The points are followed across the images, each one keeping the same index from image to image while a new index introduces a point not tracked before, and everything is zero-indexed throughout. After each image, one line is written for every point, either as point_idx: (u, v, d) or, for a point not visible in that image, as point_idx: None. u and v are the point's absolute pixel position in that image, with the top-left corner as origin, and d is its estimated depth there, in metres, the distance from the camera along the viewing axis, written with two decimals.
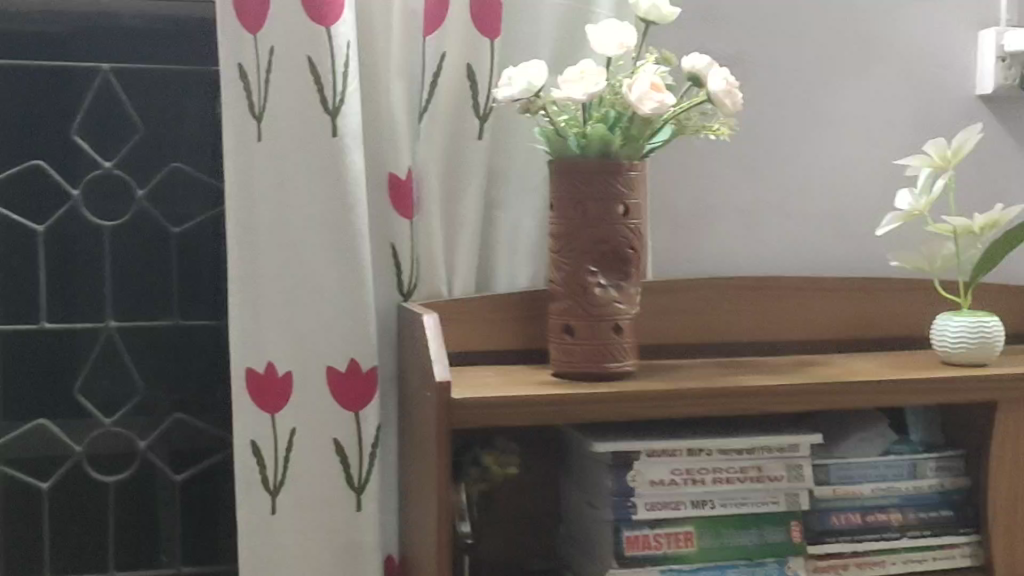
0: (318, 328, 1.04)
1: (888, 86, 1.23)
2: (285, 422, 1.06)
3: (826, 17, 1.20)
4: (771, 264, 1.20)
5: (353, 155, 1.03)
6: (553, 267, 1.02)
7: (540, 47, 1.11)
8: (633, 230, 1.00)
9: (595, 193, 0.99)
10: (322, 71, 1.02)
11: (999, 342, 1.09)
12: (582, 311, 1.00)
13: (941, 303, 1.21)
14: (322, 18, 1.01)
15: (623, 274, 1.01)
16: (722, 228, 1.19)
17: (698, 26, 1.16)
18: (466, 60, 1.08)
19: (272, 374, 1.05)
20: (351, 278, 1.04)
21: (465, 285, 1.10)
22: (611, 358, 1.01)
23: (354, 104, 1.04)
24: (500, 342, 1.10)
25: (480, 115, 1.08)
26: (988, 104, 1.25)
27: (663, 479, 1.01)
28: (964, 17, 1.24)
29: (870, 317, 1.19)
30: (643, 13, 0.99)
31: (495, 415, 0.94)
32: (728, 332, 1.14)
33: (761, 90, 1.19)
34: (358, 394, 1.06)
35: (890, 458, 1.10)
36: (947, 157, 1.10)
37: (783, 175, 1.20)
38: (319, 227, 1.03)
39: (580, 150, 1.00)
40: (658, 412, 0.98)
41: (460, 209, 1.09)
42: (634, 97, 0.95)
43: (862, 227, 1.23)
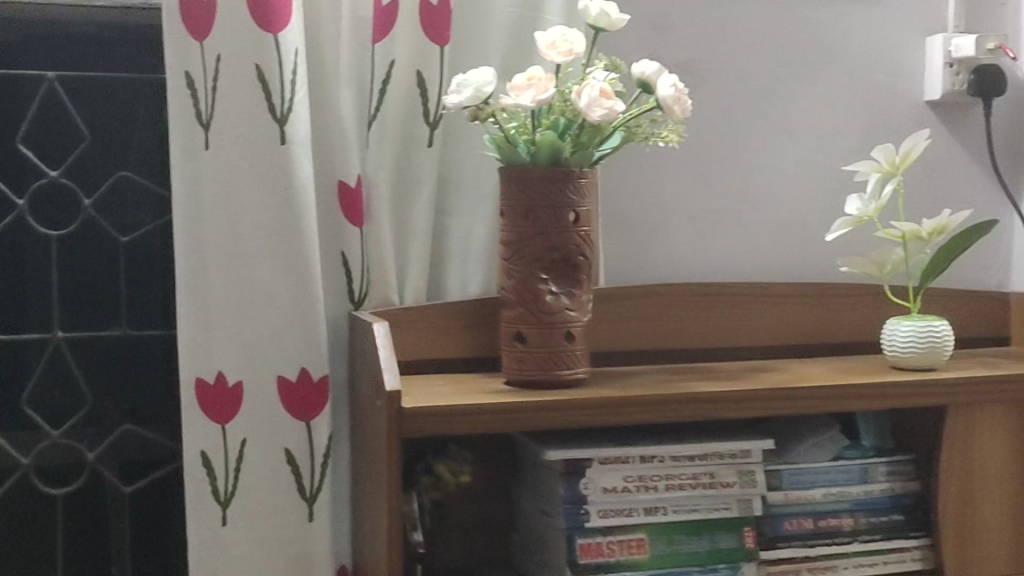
0: (268, 337, 1.03)
1: (838, 92, 1.23)
2: (235, 433, 1.04)
3: (776, 23, 1.21)
4: (723, 270, 1.21)
5: (302, 163, 1.03)
6: (504, 274, 1.02)
7: (490, 54, 1.11)
8: (583, 238, 1.00)
9: (545, 200, 0.99)
10: (270, 79, 1.01)
11: (948, 346, 1.09)
12: (534, 318, 1.00)
13: (891, 308, 1.22)
14: (270, 25, 1.01)
15: (574, 282, 1.01)
16: (674, 234, 1.19)
17: (648, 33, 1.16)
18: (416, 67, 1.07)
19: (222, 385, 1.04)
20: (300, 288, 1.03)
21: (416, 293, 1.10)
22: (562, 366, 1.01)
23: (303, 111, 1.03)
24: (452, 351, 1.10)
25: (431, 123, 1.08)
26: (936, 109, 1.26)
27: (615, 486, 1.01)
28: (911, 23, 1.25)
29: (821, 322, 1.19)
30: (593, 20, 0.99)
31: (447, 424, 0.93)
32: (680, 339, 1.14)
33: (712, 96, 1.19)
34: (308, 403, 1.05)
35: (841, 462, 1.11)
36: (895, 163, 1.11)
37: (734, 181, 1.21)
38: (269, 236, 1.02)
39: (530, 157, 0.99)
40: (611, 420, 0.97)
41: (410, 216, 1.09)
42: (583, 104, 0.95)
43: (812, 232, 1.24)
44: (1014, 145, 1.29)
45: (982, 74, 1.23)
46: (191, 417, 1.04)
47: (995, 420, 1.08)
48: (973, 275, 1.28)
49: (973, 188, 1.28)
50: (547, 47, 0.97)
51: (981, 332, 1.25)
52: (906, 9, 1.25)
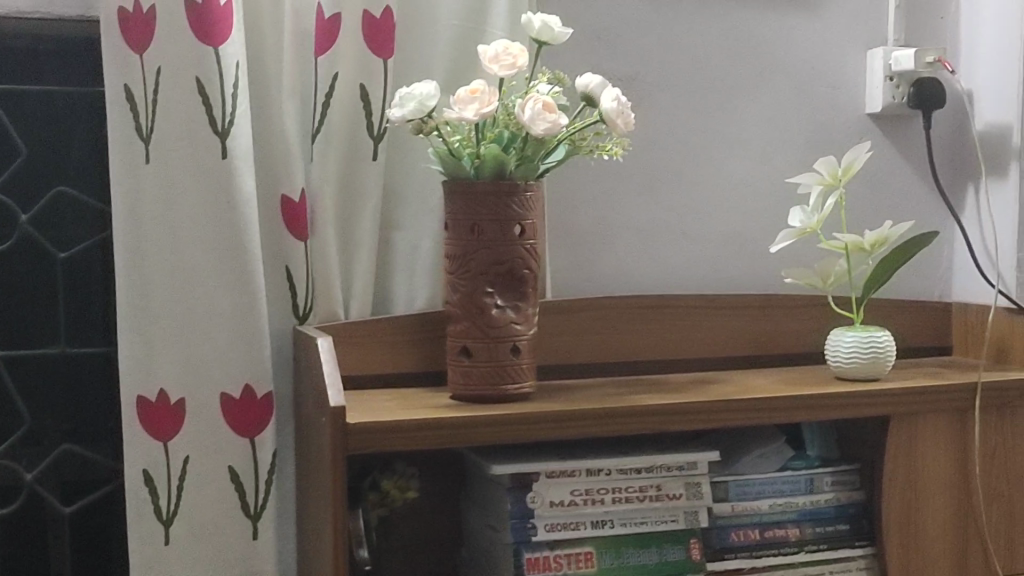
0: (212, 353, 1.02)
1: (781, 105, 1.24)
2: (178, 451, 1.03)
3: (719, 36, 1.22)
4: (669, 282, 1.21)
5: (245, 177, 1.01)
6: (449, 288, 1.01)
7: (434, 67, 1.10)
8: (528, 251, 1.00)
9: (490, 213, 0.98)
10: (211, 92, 1.00)
11: (890, 358, 1.11)
12: (479, 332, 1.00)
13: (835, 319, 1.23)
14: (210, 37, 0.99)
15: (519, 295, 1.01)
16: (620, 246, 1.19)
17: (591, 46, 1.16)
18: (359, 81, 1.07)
19: (164, 402, 1.02)
20: (243, 303, 1.02)
21: (361, 307, 1.09)
22: (508, 380, 1.00)
23: (245, 125, 1.02)
24: (398, 366, 1.09)
25: (375, 136, 1.07)
26: (877, 122, 1.28)
27: (562, 500, 1.01)
28: (852, 36, 1.27)
29: (766, 334, 1.20)
30: (536, 33, 0.99)
31: (392, 440, 0.93)
32: (627, 352, 1.15)
33: (656, 108, 1.19)
34: (252, 420, 1.04)
35: (787, 473, 1.11)
36: (837, 175, 1.12)
37: (679, 194, 1.21)
38: (211, 251, 1.01)
39: (474, 171, 0.99)
40: (558, 434, 0.97)
41: (355, 230, 1.08)
42: (526, 118, 0.95)
43: (757, 244, 1.24)
44: (954, 157, 1.30)
45: (923, 86, 1.24)
46: (131, 435, 1.03)
47: (936, 429, 1.09)
48: (915, 286, 1.30)
49: (914, 200, 1.30)
50: (490, 60, 0.97)
51: (923, 342, 1.26)
52: (847, 22, 1.26)
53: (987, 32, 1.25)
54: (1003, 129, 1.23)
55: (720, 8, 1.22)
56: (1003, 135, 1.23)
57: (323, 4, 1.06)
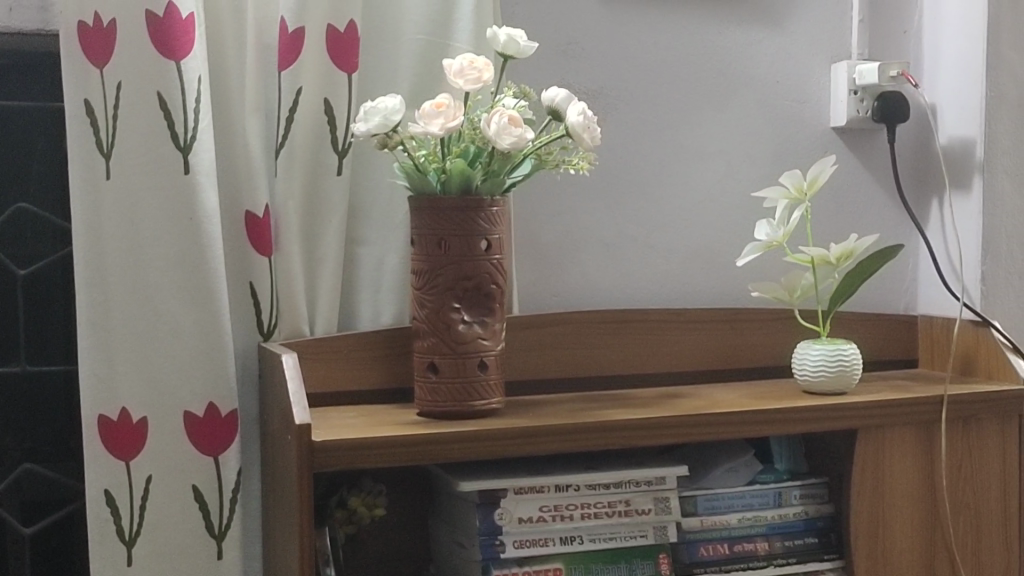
0: (175, 371, 1.01)
1: (746, 118, 1.25)
2: (140, 470, 1.01)
3: (684, 50, 1.22)
4: (637, 297, 1.21)
5: (207, 193, 1.00)
6: (416, 303, 1.01)
7: (399, 81, 1.09)
8: (495, 266, 1.00)
9: (457, 229, 0.98)
10: (173, 107, 0.99)
11: (857, 370, 1.11)
12: (446, 348, 0.99)
13: (801, 332, 1.23)
14: (173, 52, 0.98)
15: (486, 310, 1.00)
16: (587, 261, 1.19)
17: (557, 61, 1.16)
18: (324, 94, 1.06)
19: (126, 421, 1.01)
20: (207, 320, 1.01)
21: (327, 324, 1.08)
22: (474, 397, 1.00)
23: (208, 140, 1.00)
24: (365, 382, 1.08)
25: (339, 151, 1.06)
26: (842, 135, 1.28)
27: (531, 516, 1.00)
28: (816, 50, 1.27)
29: (734, 348, 1.20)
30: (501, 47, 0.99)
31: (357, 457, 0.92)
32: (594, 367, 1.14)
33: (623, 122, 1.19)
34: (217, 438, 1.02)
35: (755, 487, 1.11)
36: (803, 188, 1.12)
37: (646, 208, 1.21)
38: (174, 267, 1.00)
39: (440, 186, 0.99)
40: (526, 451, 0.97)
41: (320, 246, 1.07)
42: (492, 132, 0.94)
43: (724, 258, 1.24)
44: (917, 170, 1.31)
45: (885, 99, 1.25)
46: (92, 454, 1.01)
47: (903, 442, 1.09)
48: (881, 299, 1.30)
49: (879, 213, 1.30)
50: (455, 75, 0.97)
51: (889, 355, 1.27)
52: (812, 36, 1.27)
53: (949, 46, 1.26)
54: (966, 142, 1.24)
55: (686, 23, 1.22)
56: (966, 148, 1.24)
57: (287, 18, 1.04)
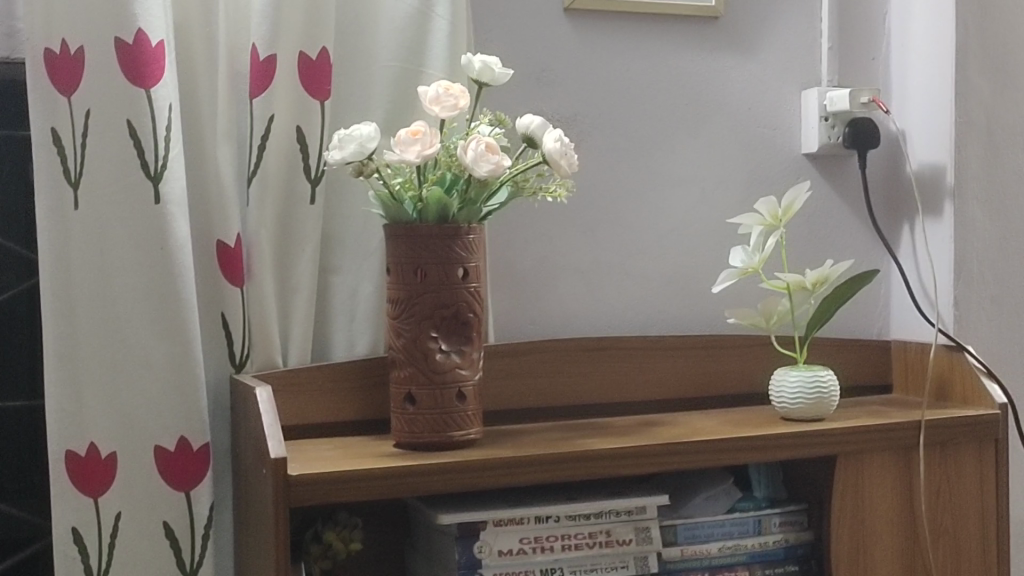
0: (146, 405, 0.98)
1: (719, 144, 1.25)
2: (110, 507, 0.99)
3: (657, 77, 1.22)
4: (612, 324, 1.20)
5: (177, 223, 0.98)
6: (392, 332, 0.99)
7: (373, 109, 1.08)
8: (473, 294, 0.99)
9: (434, 256, 0.97)
10: (144, 135, 0.97)
11: (834, 397, 1.10)
12: (424, 378, 0.98)
13: (778, 358, 1.23)
14: (143, 79, 0.96)
15: (464, 339, 0.99)
16: (562, 289, 1.18)
17: (531, 88, 1.16)
18: (296, 122, 1.04)
19: (95, 456, 0.98)
20: (179, 353, 0.98)
21: (301, 354, 1.06)
22: (454, 427, 0.98)
23: (179, 169, 0.98)
24: (340, 414, 1.06)
25: (312, 179, 1.05)
26: (814, 161, 1.28)
27: (511, 548, 0.99)
28: (788, 77, 1.27)
29: (711, 376, 1.19)
30: (476, 74, 0.98)
31: (336, 490, 0.90)
32: (572, 396, 1.13)
33: (596, 149, 1.19)
34: (187, 473, 0.99)
35: (735, 515, 1.10)
36: (777, 215, 1.12)
37: (620, 234, 1.20)
38: (144, 298, 0.97)
39: (416, 214, 0.98)
40: (507, 481, 0.95)
41: (293, 274, 1.05)
42: (470, 159, 0.94)
43: (699, 285, 1.24)
44: (889, 196, 1.31)
45: (857, 126, 1.25)
46: (60, 491, 0.98)
47: (881, 467, 1.09)
48: (854, 324, 1.30)
49: (852, 238, 1.30)
50: (431, 101, 0.96)
51: (864, 380, 1.26)
52: (783, 63, 1.27)
53: (918, 73, 1.27)
54: (936, 168, 1.24)
55: (659, 50, 1.22)
56: (936, 174, 1.25)
57: (259, 45, 1.02)
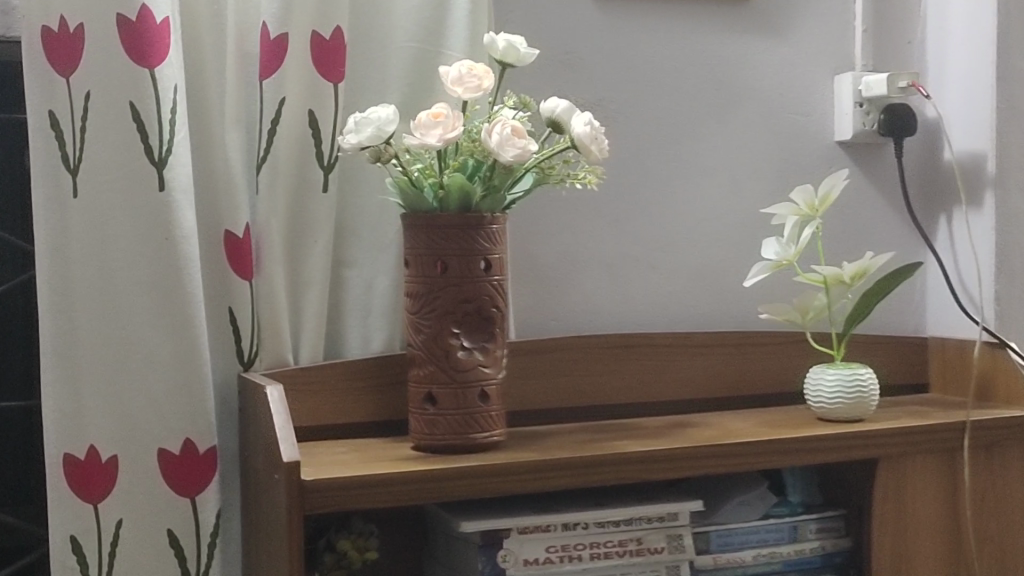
0: (148, 405, 0.92)
1: (750, 132, 1.19)
2: (110, 514, 0.93)
3: (685, 61, 1.16)
4: (639, 321, 1.14)
5: (184, 211, 0.92)
6: (411, 329, 0.94)
7: (389, 91, 1.02)
8: (496, 288, 0.93)
9: (456, 248, 0.91)
10: (149, 116, 0.91)
11: (873, 397, 1.05)
12: (445, 377, 0.92)
13: (813, 355, 1.17)
14: (146, 59, 0.91)
15: (487, 336, 0.94)
16: (587, 282, 1.12)
17: (555, 70, 1.10)
18: (307, 106, 0.98)
19: (94, 460, 0.92)
20: (184, 350, 0.92)
21: (313, 352, 1.00)
22: (477, 429, 0.93)
23: (184, 154, 0.93)
24: (354, 414, 1.00)
25: (325, 166, 0.99)
26: (848, 149, 1.23)
27: (538, 558, 0.93)
28: (821, 61, 1.22)
29: (743, 374, 1.14)
30: (500, 55, 0.92)
31: (351, 497, 0.85)
32: (598, 395, 1.07)
33: (623, 136, 1.13)
34: (194, 478, 0.94)
35: (771, 521, 1.04)
36: (814, 205, 1.07)
37: (647, 226, 1.15)
38: (148, 291, 0.92)
39: (437, 203, 0.92)
40: (532, 486, 0.90)
41: (305, 267, 0.99)
42: (494, 143, 0.88)
43: (728, 279, 1.18)
44: (927, 186, 1.25)
45: (893, 112, 1.19)
46: (57, 496, 0.92)
47: (925, 471, 1.03)
48: (889, 321, 1.24)
49: (888, 230, 1.25)
50: (453, 82, 0.90)
51: (900, 379, 1.21)
52: (815, 47, 1.22)
53: (957, 57, 1.21)
54: (977, 156, 1.19)
55: (688, 32, 1.16)
56: (976, 163, 1.19)
57: (270, 22, 0.96)
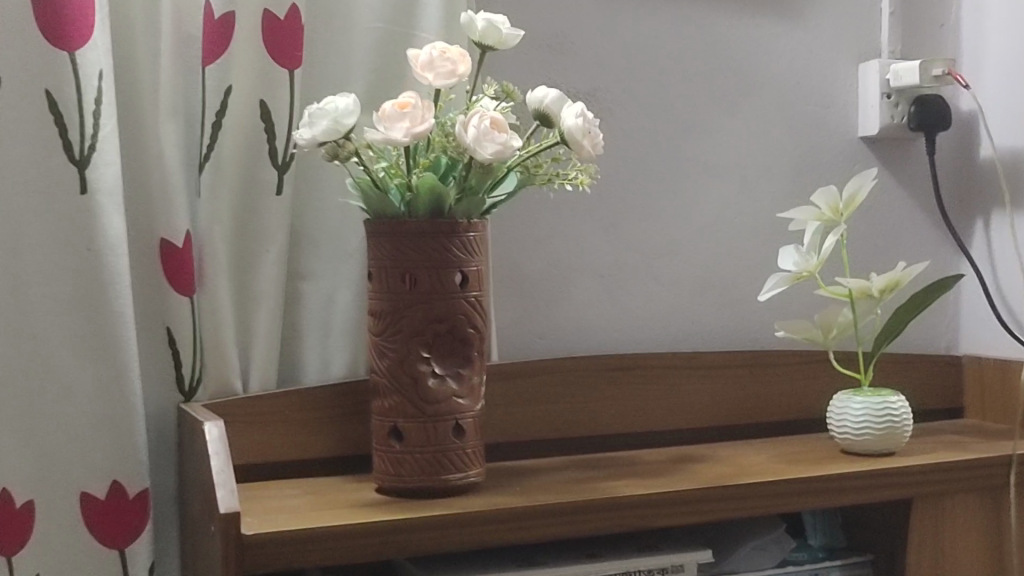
0: (69, 443, 0.79)
1: (763, 126, 1.06)
2: (24, 569, 0.80)
3: (691, 47, 1.03)
4: (639, 339, 1.01)
5: (110, 216, 0.79)
6: (374, 352, 0.81)
7: (352, 78, 0.89)
8: (473, 305, 0.80)
9: (425, 258, 0.78)
10: (67, 107, 0.78)
11: (907, 428, 0.92)
12: (414, 409, 0.79)
13: (835, 377, 1.04)
14: (64, 40, 0.77)
15: (463, 361, 0.81)
16: (580, 296, 0.99)
17: (543, 55, 0.97)
18: (259, 95, 0.85)
19: (8, 506, 0.79)
20: (110, 379, 0.80)
21: (265, 378, 0.87)
22: (452, 469, 0.80)
23: (112, 151, 0.80)
24: (311, 449, 0.87)
25: (279, 165, 0.86)
26: (873, 145, 1.10)
27: None
28: (842, 46, 1.09)
29: (755, 399, 1.01)
30: (479, 36, 0.79)
31: (301, 553, 0.71)
32: (591, 425, 0.95)
33: (620, 130, 1.00)
34: (122, 527, 0.81)
35: (789, 569, 0.91)
36: (839, 209, 0.94)
37: (648, 231, 1.02)
38: (67, 309, 0.79)
39: (405, 208, 0.79)
40: (514, 537, 0.77)
41: (255, 280, 0.86)
42: (470, 139, 0.75)
43: (739, 291, 1.06)
44: (961, 186, 1.13)
45: (925, 104, 1.07)
46: None
47: (965, 512, 0.91)
48: (919, 336, 1.12)
49: (917, 236, 1.12)
50: (423, 67, 0.77)
51: (931, 402, 1.08)
52: (835, 32, 1.09)
53: (994, 42, 1.09)
54: (1020, 153, 1.05)
55: (694, 13, 1.03)
56: (1019, 160, 1.05)
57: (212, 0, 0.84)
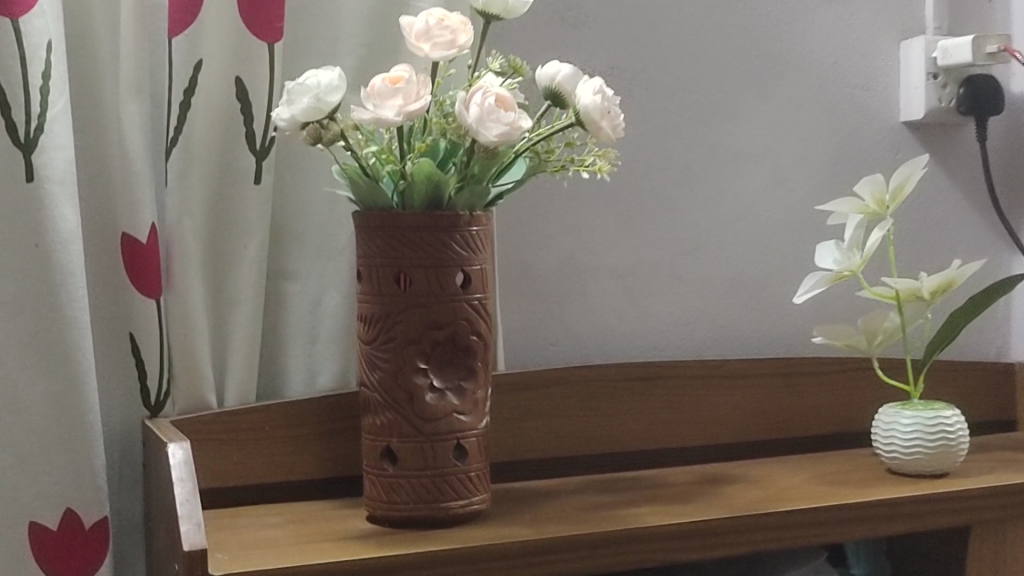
0: (15, 467, 0.70)
1: (797, 110, 0.96)
2: None
3: (718, 22, 0.93)
4: (661, 346, 0.92)
5: (63, 208, 0.69)
6: (364, 364, 0.71)
7: (340, 54, 0.80)
8: (477, 309, 0.70)
9: (422, 255, 0.68)
10: (11, 83, 0.68)
11: (962, 446, 0.82)
12: (409, 427, 0.69)
13: (877, 387, 0.94)
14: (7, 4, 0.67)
15: (464, 372, 0.71)
16: (597, 298, 0.89)
17: (555, 31, 0.87)
18: (235, 71, 0.75)
19: None
20: (62, 392, 0.70)
21: (243, 391, 0.77)
22: (452, 495, 0.70)
23: (63, 133, 0.70)
24: (295, 470, 0.78)
25: (257, 151, 0.76)
26: (918, 131, 1.00)
27: None
28: (883, 23, 0.99)
29: (790, 412, 0.91)
30: (483, 4, 0.70)
31: None
32: (610, 442, 0.85)
33: (640, 114, 0.90)
34: (79, 561, 0.71)
35: None
36: (885, 201, 0.83)
37: (672, 226, 0.92)
38: (13, 313, 0.69)
39: (399, 199, 0.70)
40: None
41: (231, 281, 0.76)
42: (472, 119, 0.65)
43: (771, 293, 0.96)
44: (1012, 176, 1.03)
45: (975, 84, 0.97)
46: None
47: None
48: (967, 341, 1.02)
49: (965, 232, 1.02)
50: (418, 37, 0.67)
51: (982, 414, 0.98)
52: (875, 7, 0.99)
53: None
54: None
55: None
56: None
57: None
